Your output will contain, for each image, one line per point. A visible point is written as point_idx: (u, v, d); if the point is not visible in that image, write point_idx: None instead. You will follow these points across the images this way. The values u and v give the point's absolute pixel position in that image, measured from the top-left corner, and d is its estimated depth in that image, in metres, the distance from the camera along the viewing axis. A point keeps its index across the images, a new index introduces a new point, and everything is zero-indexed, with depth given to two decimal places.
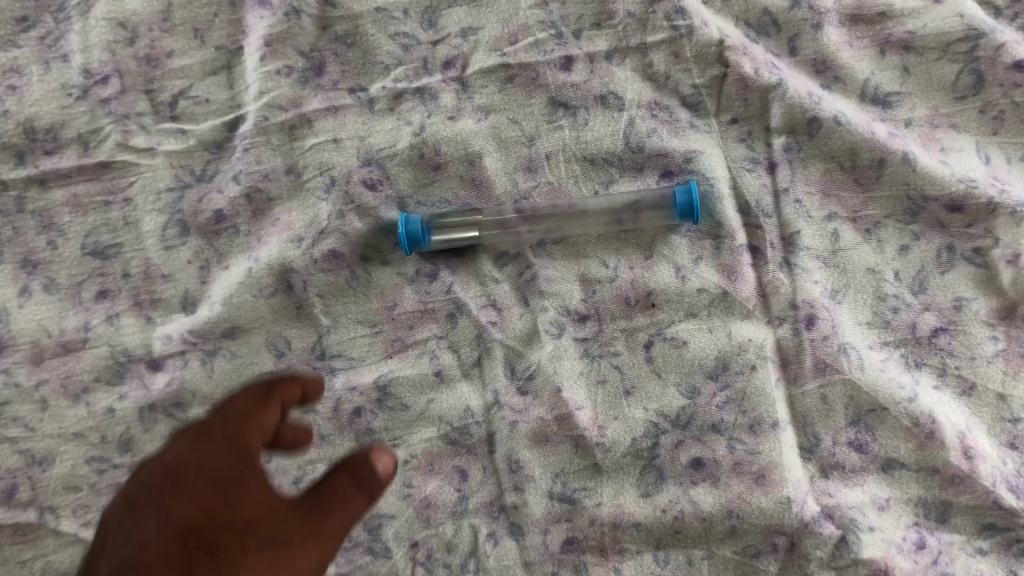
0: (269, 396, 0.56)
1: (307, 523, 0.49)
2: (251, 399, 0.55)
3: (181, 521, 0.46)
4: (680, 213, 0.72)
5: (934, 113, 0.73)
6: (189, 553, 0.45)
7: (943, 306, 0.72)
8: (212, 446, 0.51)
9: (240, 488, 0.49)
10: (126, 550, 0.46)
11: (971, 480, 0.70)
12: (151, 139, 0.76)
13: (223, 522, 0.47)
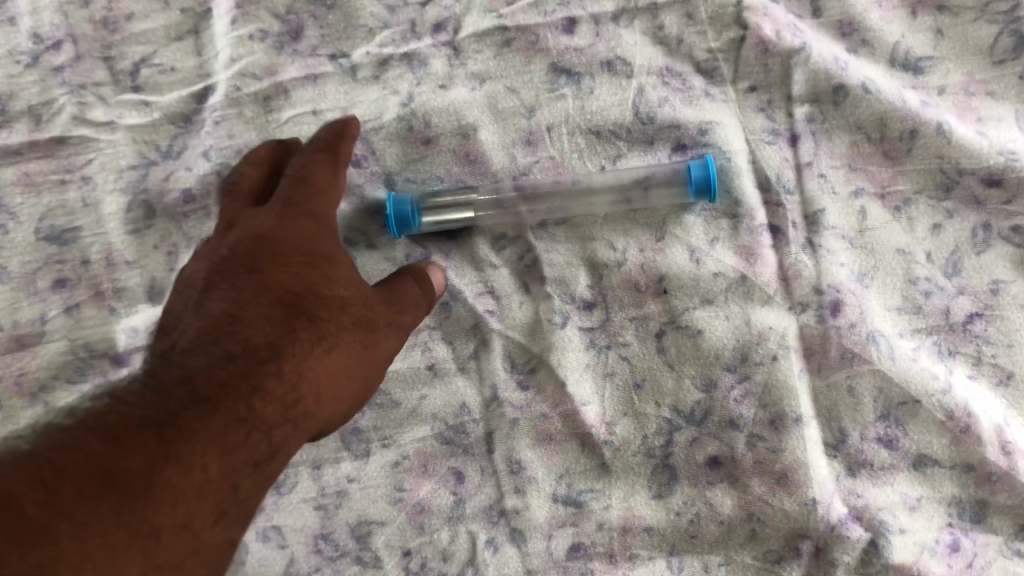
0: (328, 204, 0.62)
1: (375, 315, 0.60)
2: (316, 204, 0.61)
3: (255, 317, 0.54)
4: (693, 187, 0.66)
5: (969, 79, 0.67)
6: (268, 332, 0.53)
7: (979, 290, 0.66)
8: (293, 226, 0.59)
9: (314, 283, 0.57)
10: (207, 315, 0.54)
11: (1010, 478, 0.64)
12: (110, 112, 0.68)
13: (312, 308, 0.56)
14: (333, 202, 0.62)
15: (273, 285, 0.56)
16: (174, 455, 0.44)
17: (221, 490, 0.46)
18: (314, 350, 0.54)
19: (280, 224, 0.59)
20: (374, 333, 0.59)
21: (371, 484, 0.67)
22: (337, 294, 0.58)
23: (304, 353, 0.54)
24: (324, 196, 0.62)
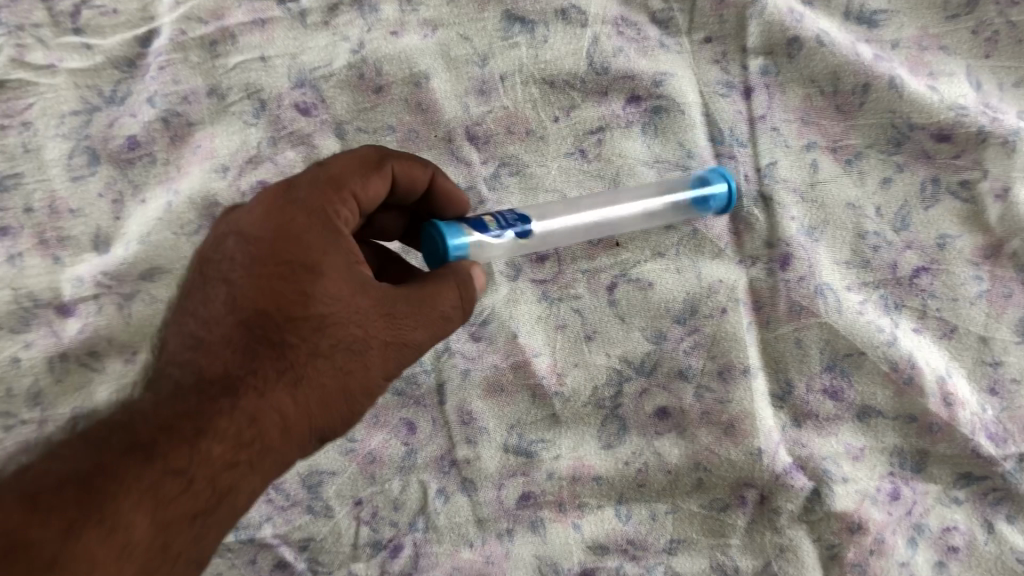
0: (347, 192, 0.53)
1: (407, 315, 0.51)
2: (332, 186, 0.52)
3: (218, 341, 0.49)
4: (710, 202, 0.65)
5: (922, 33, 0.67)
6: (229, 363, 0.49)
7: (926, 244, 0.67)
8: (291, 208, 0.51)
9: (286, 300, 0.49)
10: (180, 332, 0.50)
11: (950, 429, 0.66)
12: (50, 55, 0.66)
13: (280, 333, 0.49)
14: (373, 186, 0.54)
15: (272, 285, 0.49)
16: (111, 484, 0.44)
17: (168, 520, 0.45)
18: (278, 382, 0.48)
19: (265, 206, 0.51)
20: (404, 333, 0.51)
21: None
22: (341, 291, 0.50)
23: (268, 391, 0.48)
24: (349, 176, 0.53)
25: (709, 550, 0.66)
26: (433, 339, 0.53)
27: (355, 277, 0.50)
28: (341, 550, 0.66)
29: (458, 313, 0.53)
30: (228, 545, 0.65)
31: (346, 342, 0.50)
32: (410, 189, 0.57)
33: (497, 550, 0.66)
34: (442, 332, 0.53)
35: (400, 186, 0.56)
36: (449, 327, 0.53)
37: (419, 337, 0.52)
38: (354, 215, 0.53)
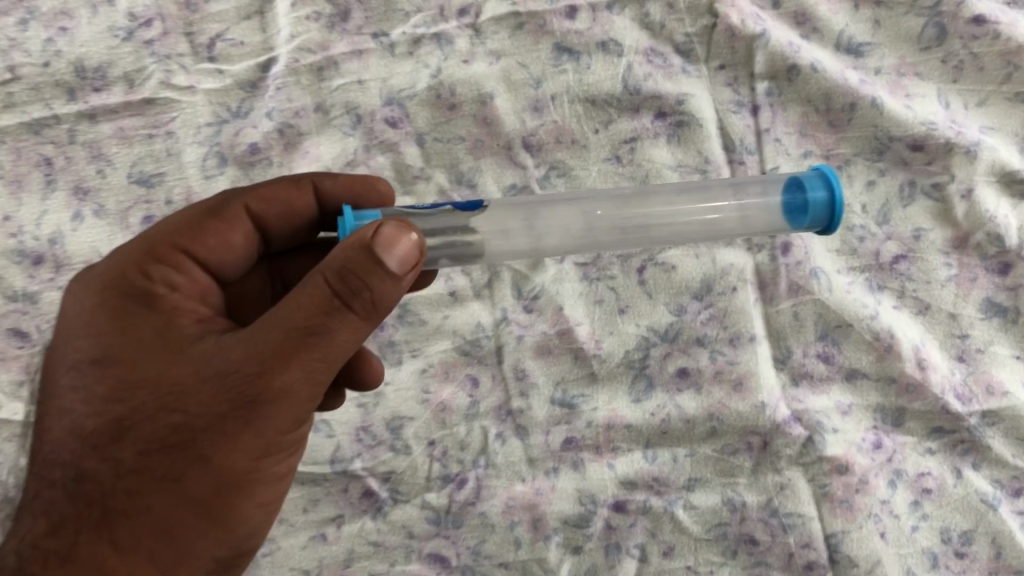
0: (162, 250, 0.61)
1: (242, 369, 0.52)
2: (144, 253, 0.61)
3: (97, 430, 0.55)
4: (809, 210, 0.60)
5: (901, 62, 0.82)
6: (103, 449, 0.55)
7: (904, 236, 0.81)
8: (88, 288, 0.60)
9: (144, 381, 0.55)
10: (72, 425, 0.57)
11: (923, 389, 0.79)
12: (191, 78, 0.83)
13: (143, 413, 0.54)
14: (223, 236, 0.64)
15: (133, 370, 0.55)
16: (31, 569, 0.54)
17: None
18: (149, 460, 0.53)
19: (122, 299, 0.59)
20: (247, 387, 0.52)
21: (404, 386, 0.82)
22: (142, 375, 0.55)
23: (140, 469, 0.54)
24: (165, 232, 0.63)
25: (720, 487, 0.79)
26: (310, 367, 0.52)
27: (204, 346, 0.55)
28: (417, 482, 0.80)
29: (348, 320, 0.51)
30: (326, 476, 0.80)
31: (167, 419, 0.53)
32: (297, 209, 0.68)
33: (545, 484, 0.80)
34: (318, 360, 0.52)
35: (274, 211, 0.67)
36: (340, 342, 0.52)
37: (277, 380, 0.51)
38: (186, 260, 0.62)
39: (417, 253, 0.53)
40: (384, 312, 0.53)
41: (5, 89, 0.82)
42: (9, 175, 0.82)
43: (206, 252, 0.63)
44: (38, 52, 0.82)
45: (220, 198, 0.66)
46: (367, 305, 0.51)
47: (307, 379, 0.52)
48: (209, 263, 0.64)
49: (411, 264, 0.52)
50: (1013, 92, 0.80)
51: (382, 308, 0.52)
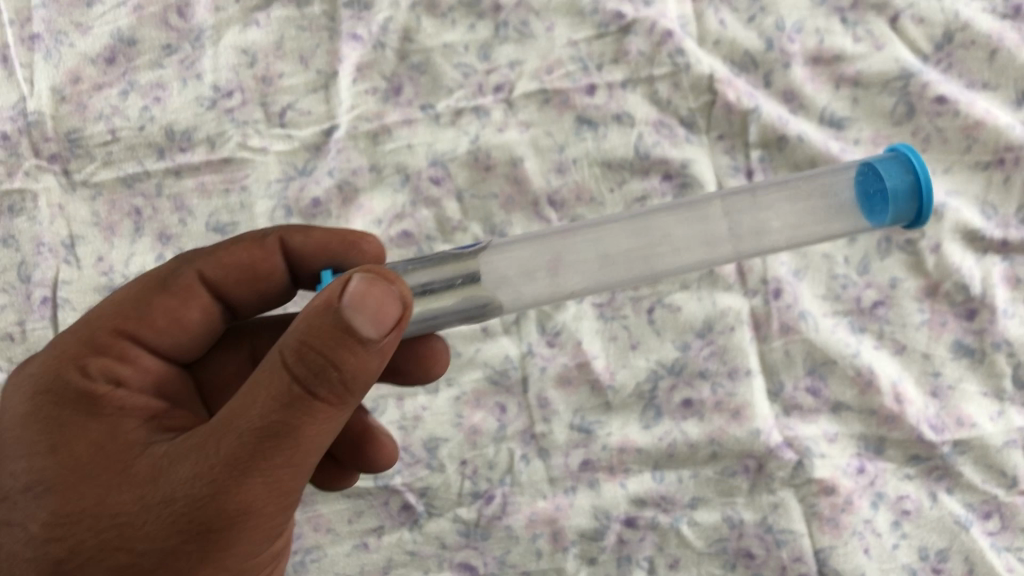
0: (103, 338, 0.66)
1: (199, 484, 0.54)
2: (85, 343, 0.66)
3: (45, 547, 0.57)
4: (891, 199, 0.66)
5: (877, 135, 0.94)
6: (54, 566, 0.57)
7: (881, 284, 0.93)
8: (24, 394, 0.63)
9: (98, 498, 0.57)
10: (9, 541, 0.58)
11: (901, 419, 0.89)
12: (264, 141, 0.96)
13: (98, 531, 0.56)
14: (168, 307, 0.69)
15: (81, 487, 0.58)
16: None
17: None
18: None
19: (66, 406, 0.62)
20: (205, 503, 0.53)
21: (439, 411, 0.93)
22: (86, 499, 0.57)
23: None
24: (109, 315, 0.68)
25: (720, 506, 0.89)
26: (278, 469, 0.53)
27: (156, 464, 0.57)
28: (449, 497, 0.91)
29: (315, 410, 0.53)
30: (369, 489, 0.91)
31: (121, 537, 0.56)
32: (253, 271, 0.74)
33: (564, 501, 0.91)
34: (284, 459, 0.53)
35: (234, 272, 0.73)
36: (307, 436, 0.53)
37: (239, 492, 0.53)
38: (130, 344, 0.67)
39: (393, 314, 0.52)
40: (356, 389, 0.54)
41: (106, 149, 0.96)
42: (104, 222, 0.96)
43: (152, 331, 0.68)
44: (135, 117, 0.97)
45: (172, 268, 0.72)
46: (334, 388, 0.52)
47: (273, 482, 0.54)
48: (162, 339, 0.69)
49: (388, 330, 0.52)
50: (974, 161, 0.93)
51: (356, 381, 0.53)
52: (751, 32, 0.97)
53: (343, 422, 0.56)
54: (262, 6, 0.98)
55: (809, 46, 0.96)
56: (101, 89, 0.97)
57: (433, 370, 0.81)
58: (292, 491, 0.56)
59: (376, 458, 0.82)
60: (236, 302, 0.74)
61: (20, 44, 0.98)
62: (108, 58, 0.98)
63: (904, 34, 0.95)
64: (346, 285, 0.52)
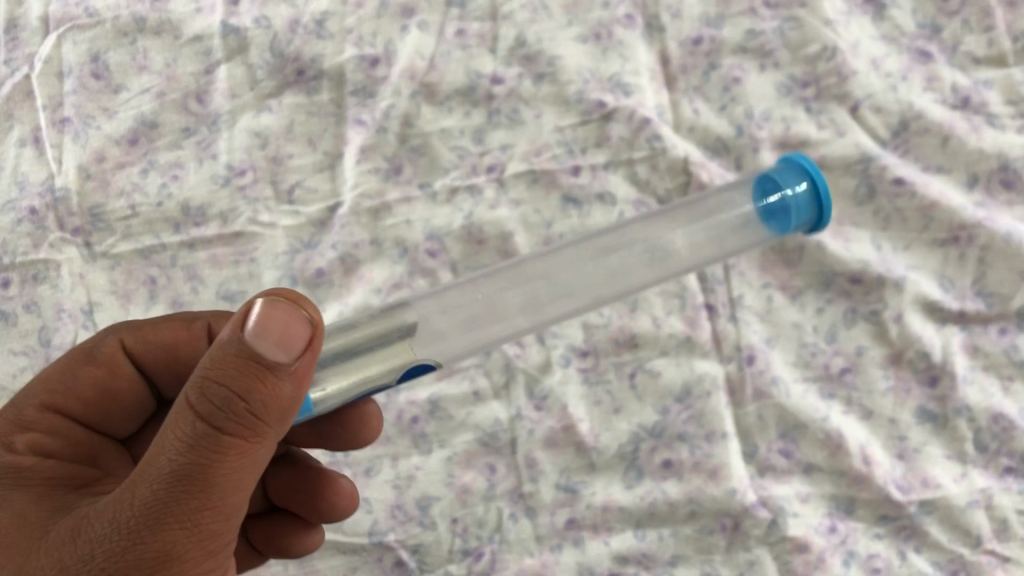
0: (30, 413, 0.73)
1: (116, 535, 0.54)
2: (14, 422, 0.72)
3: None
4: (793, 211, 0.80)
5: (841, 214, 1.02)
6: None
7: (848, 352, 0.99)
8: None
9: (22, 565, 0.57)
10: None
11: (869, 480, 0.94)
12: (273, 217, 1.04)
13: None
14: (91, 378, 0.77)
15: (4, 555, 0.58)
16: None
17: None
18: None
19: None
20: (123, 553, 0.53)
21: (432, 471, 0.98)
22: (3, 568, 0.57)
23: None
24: (38, 389, 0.75)
25: (700, 563, 0.94)
26: (196, 509, 0.54)
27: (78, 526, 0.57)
28: (441, 554, 0.95)
29: (229, 445, 0.54)
30: (364, 546, 0.95)
31: None
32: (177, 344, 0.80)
33: (550, 558, 0.95)
34: (201, 498, 0.54)
35: (157, 353, 0.80)
36: (224, 472, 0.54)
37: (157, 537, 0.53)
38: (53, 415, 0.74)
39: (301, 336, 0.55)
40: (270, 419, 0.55)
41: (126, 222, 1.04)
42: (122, 291, 1.02)
43: (77, 404, 0.76)
44: (154, 194, 1.04)
45: (97, 340, 0.80)
46: (246, 417, 0.54)
47: (192, 525, 0.54)
48: (85, 408, 0.76)
49: (296, 353, 0.55)
50: (931, 238, 1.00)
51: (269, 410, 0.55)
52: (723, 120, 1.05)
53: (263, 460, 0.57)
54: (274, 93, 1.07)
55: (777, 132, 1.04)
56: (123, 168, 1.05)
57: (365, 433, 0.87)
58: (217, 536, 0.56)
59: (337, 501, 0.88)
60: (159, 381, 0.81)
61: (51, 127, 1.06)
62: (131, 139, 1.06)
63: (864, 123, 1.03)
64: (246, 312, 0.54)
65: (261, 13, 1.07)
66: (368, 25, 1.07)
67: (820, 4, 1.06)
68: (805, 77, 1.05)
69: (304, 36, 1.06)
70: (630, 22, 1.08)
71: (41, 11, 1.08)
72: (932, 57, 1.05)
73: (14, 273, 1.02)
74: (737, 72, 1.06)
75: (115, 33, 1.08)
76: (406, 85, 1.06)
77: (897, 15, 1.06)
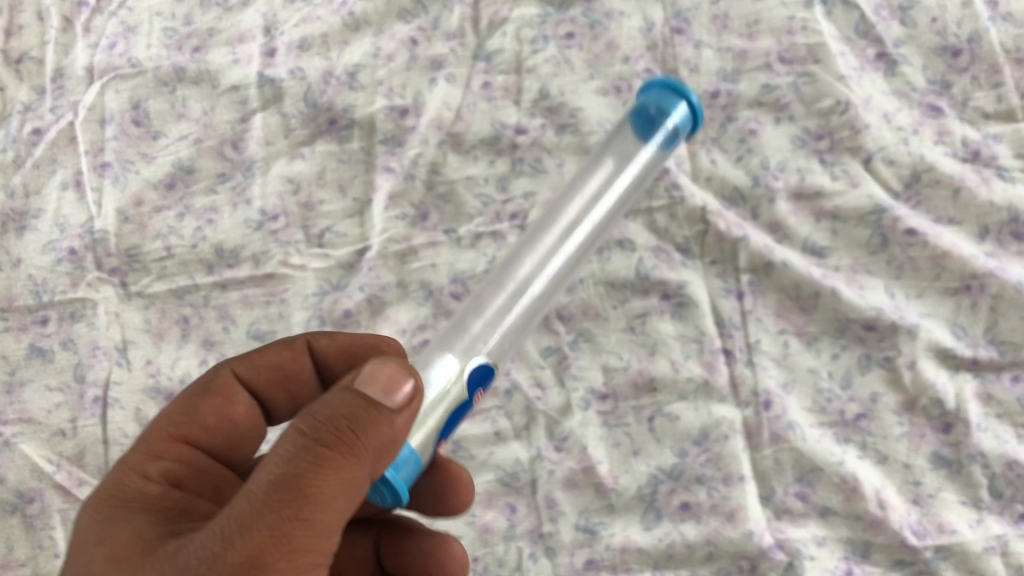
0: (159, 446, 0.74)
1: (213, 545, 0.56)
2: (145, 451, 0.73)
3: None
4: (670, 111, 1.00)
5: (855, 262, 1.05)
6: None
7: (863, 398, 1.01)
8: (87, 504, 0.69)
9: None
10: None
11: (884, 524, 0.95)
12: (303, 259, 1.07)
13: None
14: (214, 408, 0.78)
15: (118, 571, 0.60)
16: None
17: None
18: None
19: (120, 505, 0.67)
20: (217, 560, 0.56)
21: None
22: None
23: None
24: (162, 424, 0.76)
25: None
26: (287, 520, 0.56)
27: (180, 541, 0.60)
28: None
29: (325, 460, 0.57)
30: None
31: None
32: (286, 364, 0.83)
33: None
34: (293, 507, 0.56)
35: (268, 372, 0.82)
36: (317, 486, 0.57)
37: (247, 544, 0.55)
38: (182, 445, 0.75)
39: (402, 388, 0.62)
40: (365, 445, 0.59)
41: (161, 263, 1.07)
42: (155, 329, 1.05)
43: (203, 432, 0.77)
44: (189, 236, 1.08)
45: (210, 374, 0.81)
46: (341, 435, 0.58)
47: (282, 536, 0.56)
48: (211, 437, 0.78)
49: (399, 401, 0.62)
50: (943, 286, 1.02)
51: (364, 435, 0.59)
52: (740, 170, 1.09)
53: (355, 491, 0.59)
54: (307, 141, 1.11)
55: (792, 183, 1.08)
56: (160, 211, 1.09)
57: (460, 495, 0.88)
58: (303, 558, 0.57)
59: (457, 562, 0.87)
60: (270, 401, 0.83)
61: (92, 171, 1.11)
62: (168, 183, 1.10)
63: (877, 175, 1.06)
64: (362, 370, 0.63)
65: (296, 65, 1.13)
66: (398, 77, 1.13)
67: (832, 61, 1.10)
68: (819, 130, 1.09)
69: (337, 87, 1.12)
70: (649, 77, 1.13)
71: (87, 62, 1.14)
72: (942, 112, 1.08)
73: (52, 311, 1.06)
74: (753, 125, 1.10)
75: (156, 82, 1.13)
76: (433, 134, 1.11)
77: (908, 71, 1.10)
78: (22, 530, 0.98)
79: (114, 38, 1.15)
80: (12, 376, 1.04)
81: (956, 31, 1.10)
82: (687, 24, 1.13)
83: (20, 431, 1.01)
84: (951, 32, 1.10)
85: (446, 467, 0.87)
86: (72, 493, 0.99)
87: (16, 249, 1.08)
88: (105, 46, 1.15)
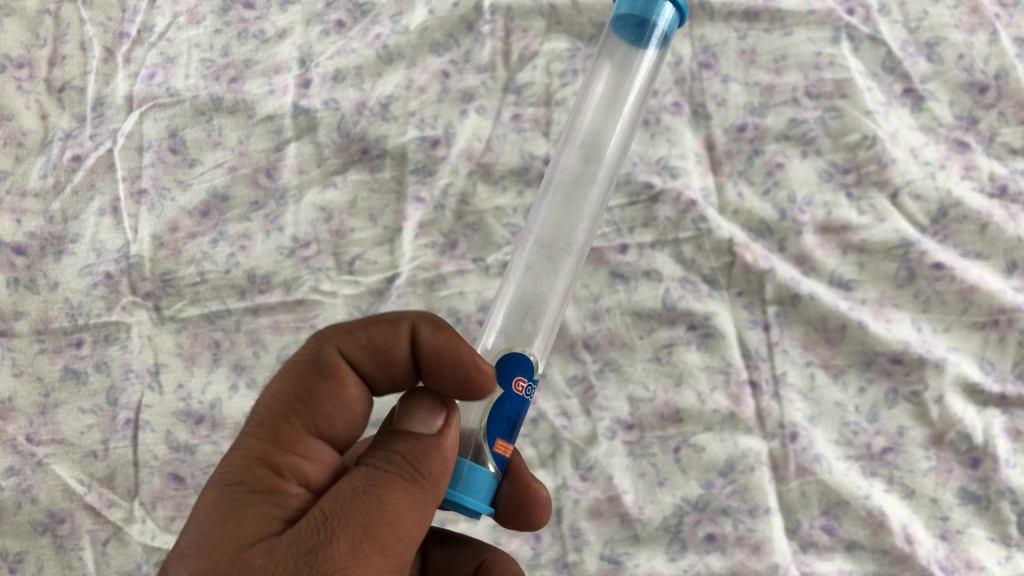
0: (285, 438, 0.69)
1: (307, 539, 0.60)
2: (268, 440, 0.69)
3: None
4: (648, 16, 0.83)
5: (881, 296, 1.05)
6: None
7: (890, 432, 1.00)
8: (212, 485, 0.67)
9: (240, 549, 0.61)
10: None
11: (912, 559, 0.95)
12: (334, 286, 1.09)
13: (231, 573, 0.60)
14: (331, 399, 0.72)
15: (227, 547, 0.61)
16: None
17: None
18: None
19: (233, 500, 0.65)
20: (321, 550, 0.59)
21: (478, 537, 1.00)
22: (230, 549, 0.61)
23: None
24: (278, 411, 0.70)
25: None
26: (373, 521, 0.60)
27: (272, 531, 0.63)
28: None
29: (399, 477, 0.63)
30: None
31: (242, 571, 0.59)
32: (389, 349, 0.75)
33: None
34: (377, 509, 0.61)
35: (367, 354, 0.74)
36: (399, 494, 0.62)
37: (342, 537, 0.60)
38: (311, 438, 0.71)
39: (439, 417, 0.67)
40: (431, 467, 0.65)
41: (195, 288, 1.09)
42: (186, 353, 1.07)
43: (326, 420, 0.72)
44: (223, 262, 1.10)
45: (315, 349, 0.74)
46: (409, 459, 0.64)
47: (374, 534, 0.60)
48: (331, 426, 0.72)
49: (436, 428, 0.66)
50: (970, 321, 1.02)
51: (431, 458, 0.64)
52: (767, 203, 1.10)
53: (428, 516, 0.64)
54: (339, 170, 1.14)
55: (818, 217, 1.08)
56: (195, 237, 1.11)
57: (538, 511, 0.83)
58: (388, 560, 0.60)
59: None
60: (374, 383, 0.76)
61: (129, 198, 1.13)
62: (203, 210, 1.12)
63: (903, 209, 1.07)
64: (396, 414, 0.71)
65: (330, 96, 1.16)
66: (429, 109, 1.15)
67: (859, 96, 1.11)
68: (846, 164, 1.10)
69: (370, 118, 1.15)
70: (677, 110, 1.14)
71: (127, 91, 1.17)
72: (969, 148, 1.09)
73: (87, 334, 1.07)
74: (780, 158, 1.11)
75: (193, 111, 1.16)
76: (464, 165, 1.12)
77: (935, 107, 1.11)
78: (52, 550, 0.99)
79: (153, 69, 1.18)
80: (46, 397, 1.05)
81: (983, 68, 1.11)
82: (715, 58, 1.16)
83: (52, 452, 1.02)
84: (978, 68, 1.11)
85: (526, 482, 0.82)
86: (102, 514, 1.00)
87: (53, 272, 1.10)
88: (144, 76, 1.18)
